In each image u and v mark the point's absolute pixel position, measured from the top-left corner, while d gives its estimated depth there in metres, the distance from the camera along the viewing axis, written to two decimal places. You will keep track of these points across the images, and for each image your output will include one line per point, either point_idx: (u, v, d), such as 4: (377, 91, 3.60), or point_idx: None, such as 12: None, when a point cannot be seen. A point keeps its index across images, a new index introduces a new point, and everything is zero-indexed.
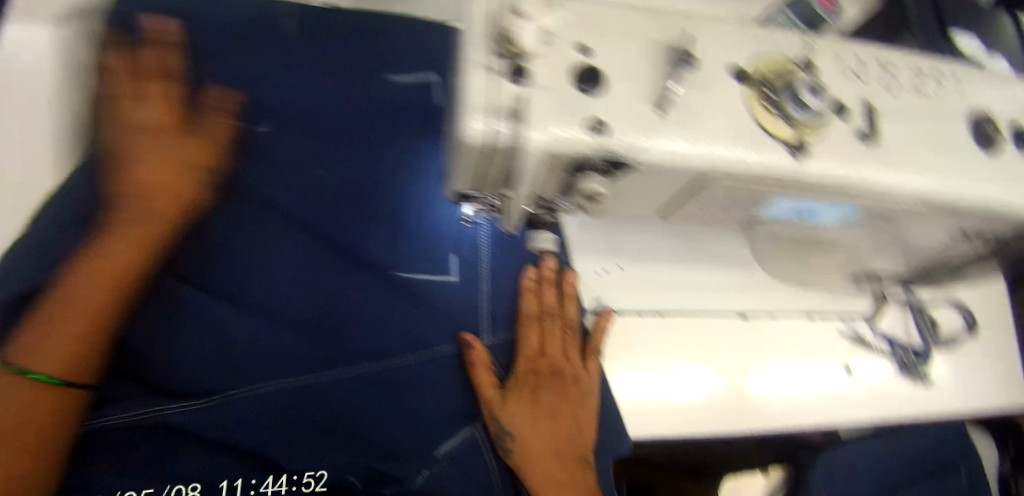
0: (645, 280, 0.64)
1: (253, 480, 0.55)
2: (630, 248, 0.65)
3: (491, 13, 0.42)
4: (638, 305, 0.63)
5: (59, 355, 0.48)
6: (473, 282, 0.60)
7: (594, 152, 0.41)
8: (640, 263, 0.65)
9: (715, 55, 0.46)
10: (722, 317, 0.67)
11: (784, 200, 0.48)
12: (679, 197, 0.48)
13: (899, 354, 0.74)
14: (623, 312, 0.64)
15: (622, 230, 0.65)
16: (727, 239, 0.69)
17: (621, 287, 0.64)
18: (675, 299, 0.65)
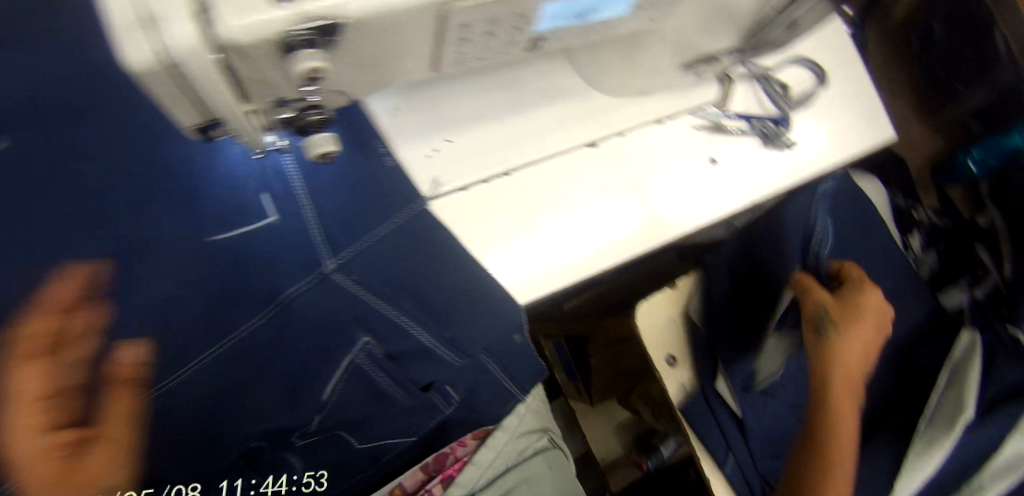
0: (480, 145, 0.60)
1: (252, 480, 0.59)
2: (455, 118, 0.60)
3: None
4: (478, 173, 0.60)
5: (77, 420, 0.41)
6: (295, 214, 0.53)
7: (295, 27, 0.33)
8: (468, 129, 0.60)
9: None
10: (572, 155, 0.64)
11: (550, 5, 0.43)
12: (435, 42, 0.41)
13: (760, 128, 0.74)
14: (467, 186, 0.59)
15: (439, 101, 0.60)
16: (549, 68, 0.64)
17: (457, 161, 0.59)
18: (519, 153, 0.61)
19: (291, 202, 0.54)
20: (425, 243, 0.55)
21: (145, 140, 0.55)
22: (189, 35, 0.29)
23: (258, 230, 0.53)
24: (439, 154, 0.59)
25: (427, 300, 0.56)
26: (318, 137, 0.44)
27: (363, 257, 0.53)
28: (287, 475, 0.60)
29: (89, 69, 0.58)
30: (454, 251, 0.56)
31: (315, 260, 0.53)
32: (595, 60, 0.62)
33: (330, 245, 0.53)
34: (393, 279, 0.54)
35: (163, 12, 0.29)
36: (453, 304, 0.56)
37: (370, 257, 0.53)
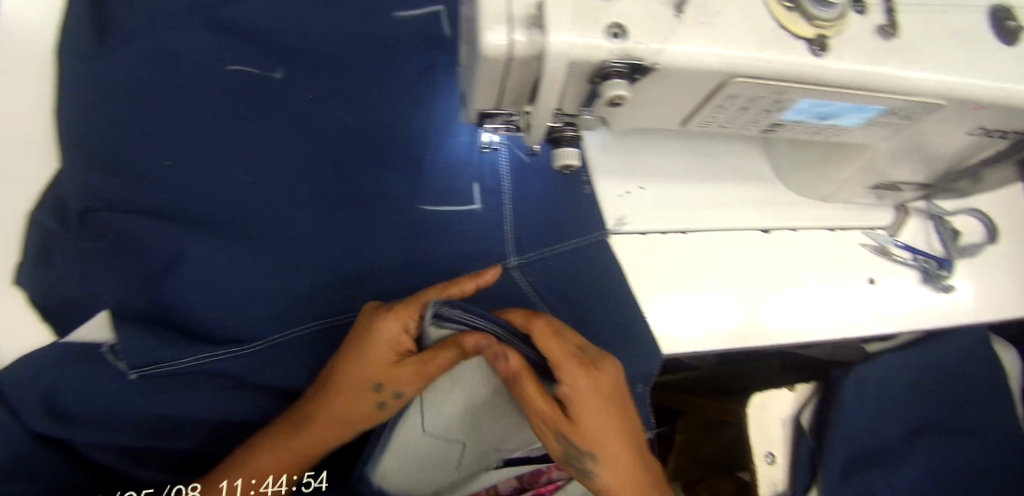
0: (666, 199, 0.69)
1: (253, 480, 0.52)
2: (651, 171, 0.70)
3: None
4: (662, 225, 0.68)
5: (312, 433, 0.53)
6: (496, 209, 0.67)
7: (616, 58, 0.41)
8: (659, 183, 0.70)
9: None
10: (748, 235, 0.71)
11: (807, 101, 0.48)
12: (702, 103, 0.48)
13: (922, 263, 0.76)
14: (647, 231, 0.67)
15: (642, 154, 0.71)
16: (739, 155, 0.75)
17: (645, 206, 0.68)
18: (699, 217, 0.69)
19: (496, 197, 0.67)
20: (595, 268, 0.64)
21: (402, 114, 0.68)
22: None
23: (464, 213, 0.67)
24: (630, 196, 0.69)
25: (582, 318, 0.63)
26: (568, 151, 0.49)
27: (539, 262, 0.65)
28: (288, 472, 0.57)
29: (366, 41, 0.70)
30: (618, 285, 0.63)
31: (502, 252, 0.65)
32: (794, 161, 0.71)
33: (515, 244, 0.65)
34: (563, 289, 0.64)
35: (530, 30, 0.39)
36: (605, 327, 0.62)
37: (544, 263, 0.65)
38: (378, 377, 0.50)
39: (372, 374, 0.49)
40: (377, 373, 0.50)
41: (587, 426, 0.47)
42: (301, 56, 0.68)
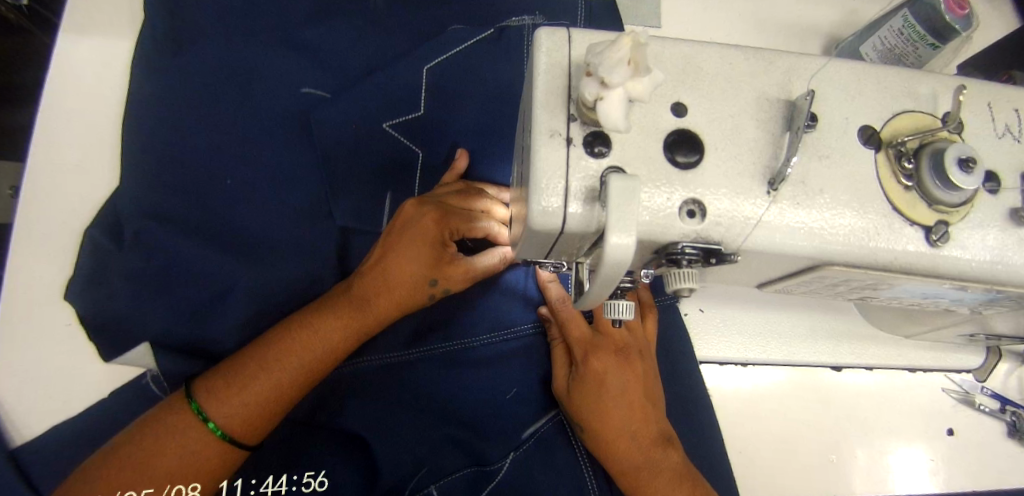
0: (726, 326, 0.64)
1: (253, 480, 0.54)
2: (712, 290, 0.65)
3: (563, 66, 0.35)
4: (720, 354, 0.63)
5: (234, 407, 0.48)
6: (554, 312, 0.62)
7: (688, 241, 0.34)
8: (721, 305, 0.65)
9: (839, 109, 0.37)
10: (810, 369, 0.66)
11: (912, 286, 0.40)
12: (783, 276, 0.41)
13: (1009, 417, 0.66)
14: (700, 360, 0.64)
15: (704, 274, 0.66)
16: None
17: (702, 332, 0.64)
18: (763, 349, 0.63)
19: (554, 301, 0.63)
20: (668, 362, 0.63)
21: None
22: (628, 241, 0.30)
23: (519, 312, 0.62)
24: (687, 319, 0.64)
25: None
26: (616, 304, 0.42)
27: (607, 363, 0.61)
28: (287, 474, 0.53)
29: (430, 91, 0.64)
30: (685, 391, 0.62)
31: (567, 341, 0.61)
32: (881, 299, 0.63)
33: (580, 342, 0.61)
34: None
35: (585, 210, 0.34)
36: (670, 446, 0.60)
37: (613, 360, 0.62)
38: (274, 354, 0.50)
39: (267, 359, 0.50)
40: (269, 353, 0.50)
41: (613, 382, 0.54)
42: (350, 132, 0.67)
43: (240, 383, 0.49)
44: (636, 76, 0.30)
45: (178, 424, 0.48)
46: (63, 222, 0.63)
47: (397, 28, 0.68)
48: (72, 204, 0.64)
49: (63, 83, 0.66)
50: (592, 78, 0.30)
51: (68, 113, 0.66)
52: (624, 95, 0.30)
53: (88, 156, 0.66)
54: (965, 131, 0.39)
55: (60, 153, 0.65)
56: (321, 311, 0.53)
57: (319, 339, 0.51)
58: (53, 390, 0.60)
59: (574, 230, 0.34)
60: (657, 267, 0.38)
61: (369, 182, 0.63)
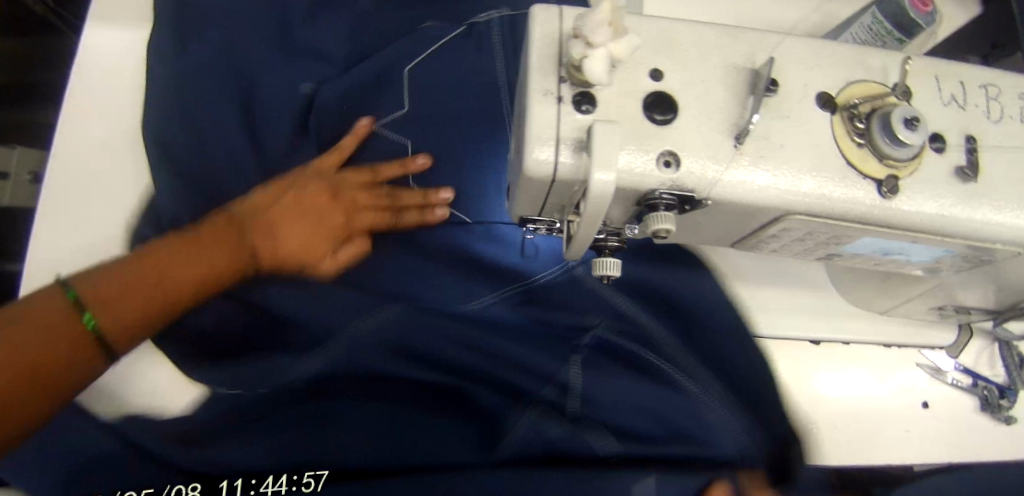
0: None
1: None
2: None
3: (554, 36, 0.40)
4: None
5: (132, 308, 0.48)
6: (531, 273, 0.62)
7: (665, 188, 0.39)
8: None
9: (799, 78, 0.42)
10: (790, 344, 0.70)
11: (869, 240, 0.45)
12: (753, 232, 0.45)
13: (981, 391, 0.70)
14: None
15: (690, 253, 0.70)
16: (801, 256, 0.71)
17: None
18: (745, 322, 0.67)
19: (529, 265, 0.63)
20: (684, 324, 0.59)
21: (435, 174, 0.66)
22: (609, 179, 0.34)
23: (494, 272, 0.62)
24: None
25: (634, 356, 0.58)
26: (603, 259, 0.47)
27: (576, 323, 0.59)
28: None
29: (412, 93, 0.65)
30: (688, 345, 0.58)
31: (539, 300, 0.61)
32: (855, 275, 0.67)
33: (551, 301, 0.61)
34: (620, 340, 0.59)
35: (573, 157, 0.38)
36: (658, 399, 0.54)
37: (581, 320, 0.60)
38: (150, 268, 0.50)
39: (149, 269, 0.50)
40: (148, 266, 0.50)
41: None
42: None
43: (119, 286, 0.48)
44: (617, 38, 0.35)
45: (44, 313, 0.44)
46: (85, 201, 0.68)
47: (403, 25, 0.74)
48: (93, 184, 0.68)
49: (93, 74, 0.72)
50: (579, 39, 0.35)
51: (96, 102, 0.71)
52: (607, 55, 0.35)
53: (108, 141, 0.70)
54: (913, 98, 0.44)
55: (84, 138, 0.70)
56: (215, 234, 0.55)
57: (246, 252, 0.56)
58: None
59: (563, 178, 0.39)
60: (640, 219, 0.43)
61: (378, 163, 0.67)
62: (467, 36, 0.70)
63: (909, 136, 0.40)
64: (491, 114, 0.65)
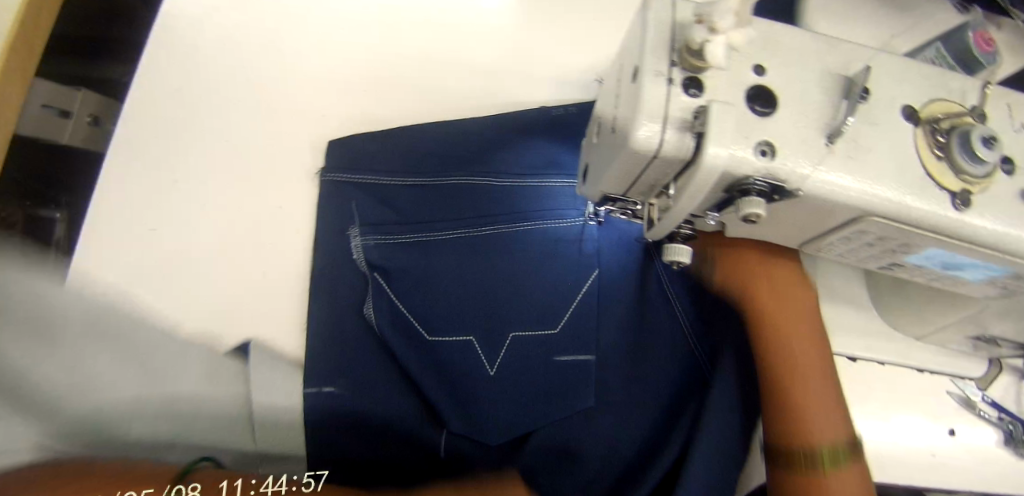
0: None
1: (252, 480, 0.52)
2: None
3: (668, 23, 0.42)
4: None
5: None
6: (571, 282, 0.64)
7: (760, 176, 0.41)
8: None
9: (887, 90, 0.45)
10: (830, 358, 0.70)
11: (934, 251, 0.47)
12: (826, 233, 0.48)
13: (1006, 425, 0.72)
14: None
15: None
16: (843, 275, 0.73)
17: None
18: None
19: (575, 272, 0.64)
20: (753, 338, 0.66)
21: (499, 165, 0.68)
22: (720, 155, 0.37)
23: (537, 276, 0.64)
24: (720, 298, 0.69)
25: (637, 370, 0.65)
26: (677, 245, 0.49)
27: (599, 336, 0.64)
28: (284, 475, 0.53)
29: (420, 265, 0.64)
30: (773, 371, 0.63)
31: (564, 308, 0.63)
32: (895, 298, 0.69)
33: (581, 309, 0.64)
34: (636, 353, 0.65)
35: (678, 136, 0.40)
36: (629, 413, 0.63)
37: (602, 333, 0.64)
38: None
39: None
40: None
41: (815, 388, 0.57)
42: (433, 102, 0.75)
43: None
44: (738, 27, 0.38)
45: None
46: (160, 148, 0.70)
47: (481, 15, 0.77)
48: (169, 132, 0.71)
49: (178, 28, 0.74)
50: (703, 24, 0.38)
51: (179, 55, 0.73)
52: (726, 43, 0.38)
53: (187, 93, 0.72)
54: (988, 123, 0.47)
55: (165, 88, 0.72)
56: None
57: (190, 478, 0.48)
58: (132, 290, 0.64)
59: (665, 155, 0.41)
60: (725, 206, 0.45)
61: (448, 142, 0.70)
62: (406, 127, 0.72)
63: (984, 156, 0.43)
64: (478, 189, 0.66)
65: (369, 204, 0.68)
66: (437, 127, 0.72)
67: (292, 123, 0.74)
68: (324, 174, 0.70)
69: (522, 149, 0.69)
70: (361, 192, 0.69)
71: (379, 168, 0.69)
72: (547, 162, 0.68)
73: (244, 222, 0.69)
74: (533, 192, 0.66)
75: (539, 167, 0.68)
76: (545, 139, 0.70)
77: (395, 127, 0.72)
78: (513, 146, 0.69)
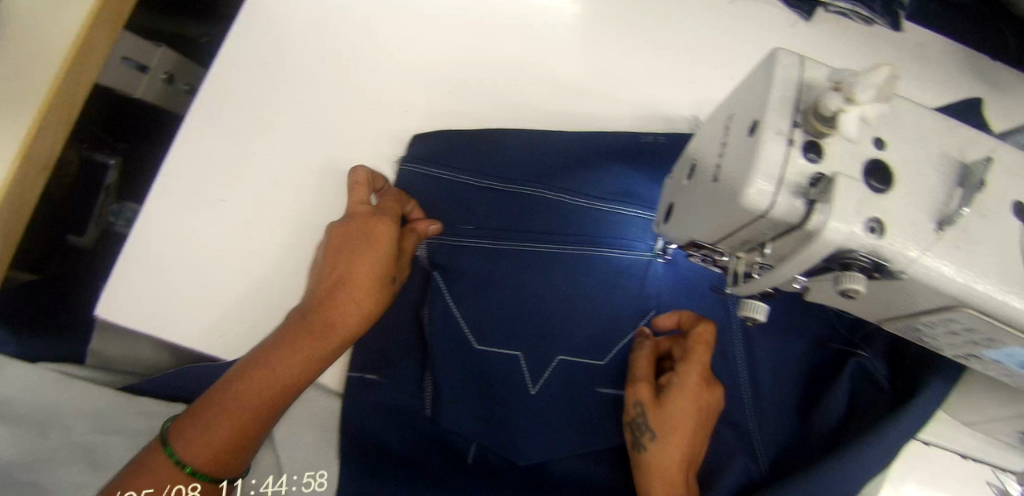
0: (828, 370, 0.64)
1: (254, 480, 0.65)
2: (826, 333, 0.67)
3: (795, 83, 0.42)
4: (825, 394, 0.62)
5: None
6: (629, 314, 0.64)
7: (865, 252, 0.40)
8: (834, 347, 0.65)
9: (1000, 183, 0.44)
10: None
11: (1019, 351, 0.46)
12: (912, 313, 0.47)
13: None
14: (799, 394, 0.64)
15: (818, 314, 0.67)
16: None
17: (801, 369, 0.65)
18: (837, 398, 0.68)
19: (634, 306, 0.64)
20: (819, 393, 0.62)
21: (575, 183, 0.67)
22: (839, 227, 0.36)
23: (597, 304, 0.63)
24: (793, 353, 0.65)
25: None
26: (755, 301, 0.49)
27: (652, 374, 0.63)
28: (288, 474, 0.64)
29: (481, 272, 0.66)
30: (835, 416, 0.60)
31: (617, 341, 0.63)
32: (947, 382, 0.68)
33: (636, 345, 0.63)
34: None
35: (790, 200, 0.40)
36: None
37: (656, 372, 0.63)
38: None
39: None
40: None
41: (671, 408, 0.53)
42: (515, 109, 0.74)
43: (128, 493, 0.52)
44: (877, 102, 0.37)
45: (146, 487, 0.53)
46: (243, 124, 0.72)
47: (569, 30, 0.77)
48: (253, 109, 0.73)
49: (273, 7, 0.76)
50: (839, 93, 0.37)
51: (271, 35, 0.75)
52: (860, 117, 0.37)
53: (274, 73, 0.74)
54: None
55: (254, 66, 0.74)
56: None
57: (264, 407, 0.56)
58: (199, 256, 0.68)
59: (772, 216, 0.41)
60: (817, 273, 0.44)
61: (528, 153, 0.70)
62: (492, 130, 0.72)
63: None
64: (549, 210, 0.67)
65: (442, 207, 0.70)
66: (523, 138, 0.71)
67: (370, 111, 0.74)
68: (403, 162, 0.72)
69: (602, 172, 0.68)
70: (430, 191, 0.70)
71: (456, 169, 0.70)
72: (624, 189, 0.67)
73: (310, 203, 0.70)
74: (603, 217, 0.66)
75: (609, 194, 0.66)
76: (626, 166, 0.69)
77: (479, 130, 0.72)
78: (596, 167, 0.68)
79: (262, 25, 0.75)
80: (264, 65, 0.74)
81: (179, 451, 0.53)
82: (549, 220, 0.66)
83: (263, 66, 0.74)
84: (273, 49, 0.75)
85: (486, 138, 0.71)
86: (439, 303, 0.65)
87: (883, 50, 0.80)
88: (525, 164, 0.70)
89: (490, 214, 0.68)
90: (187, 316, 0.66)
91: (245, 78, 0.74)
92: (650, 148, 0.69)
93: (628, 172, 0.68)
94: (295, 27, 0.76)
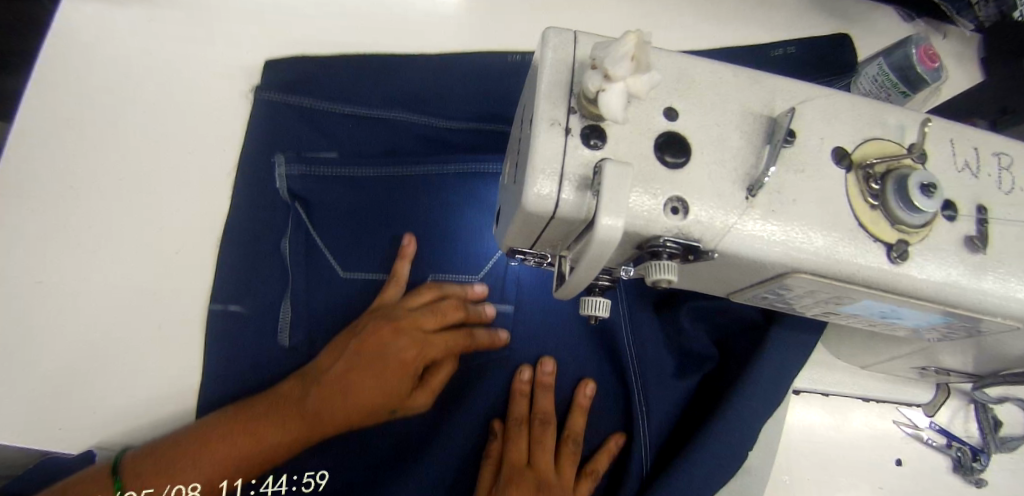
0: None
1: (254, 481, 0.60)
2: None
3: (567, 62, 0.37)
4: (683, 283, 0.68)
5: None
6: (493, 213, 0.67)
7: (671, 236, 0.36)
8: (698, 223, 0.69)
9: (815, 130, 0.40)
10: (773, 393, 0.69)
11: (870, 303, 0.43)
12: (755, 284, 0.43)
13: (954, 452, 0.71)
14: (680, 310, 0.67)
15: None
16: None
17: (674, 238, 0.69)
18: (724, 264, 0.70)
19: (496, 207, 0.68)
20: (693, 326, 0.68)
21: (437, 108, 0.70)
22: (617, 224, 0.32)
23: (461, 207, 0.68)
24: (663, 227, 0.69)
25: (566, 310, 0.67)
26: (593, 298, 0.44)
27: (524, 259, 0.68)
28: (287, 475, 0.61)
29: (344, 199, 0.66)
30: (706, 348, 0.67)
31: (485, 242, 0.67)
32: (840, 330, 0.66)
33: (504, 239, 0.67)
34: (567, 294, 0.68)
35: (575, 194, 0.35)
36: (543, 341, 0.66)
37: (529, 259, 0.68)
38: None
39: None
40: None
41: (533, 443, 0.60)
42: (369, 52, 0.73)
43: None
44: (637, 72, 0.32)
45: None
46: (55, 191, 0.64)
47: (406, 39, 0.75)
48: (65, 172, 0.65)
49: (72, 59, 0.69)
50: (596, 71, 0.33)
51: (74, 89, 0.68)
52: (623, 92, 0.33)
53: (85, 130, 0.67)
54: (929, 161, 0.42)
55: (59, 125, 0.66)
56: None
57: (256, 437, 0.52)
58: (20, 349, 0.60)
59: (564, 215, 0.36)
60: (639, 264, 0.40)
61: (390, 81, 0.70)
62: (352, 60, 0.71)
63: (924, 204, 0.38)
64: (412, 133, 0.68)
65: (305, 135, 0.68)
66: (385, 67, 0.71)
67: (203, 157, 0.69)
68: (260, 90, 0.69)
69: (462, 96, 0.71)
70: (295, 120, 0.68)
71: (320, 96, 0.69)
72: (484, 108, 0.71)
73: (148, 268, 0.65)
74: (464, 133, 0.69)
75: (470, 119, 0.70)
76: (486, 85, 0.72)
77: (341, 59, 0.71)
78: (458, 87, 0.71)
79: (62, 80, 0.68)
80: (72, 122, 0.67)
81: (217, 470, 0.50)
82: (413, 141, 0.69)
83: (70, 124, 0.67)
84: (80, 104, 0.68)
85: (348, 67, 0.70)
86: (302, 229, 0.65)
87: (725, 12, 0.80)
88: (390, 90, 0.70)
89: (358, 139, 0.68)
90: (13, 421, 0.58)
91: (48, 140, 0.66)
92: (510, 70, 0.72)
93: (492, 92, 0.71)
94: (103, 77, 0.69)
